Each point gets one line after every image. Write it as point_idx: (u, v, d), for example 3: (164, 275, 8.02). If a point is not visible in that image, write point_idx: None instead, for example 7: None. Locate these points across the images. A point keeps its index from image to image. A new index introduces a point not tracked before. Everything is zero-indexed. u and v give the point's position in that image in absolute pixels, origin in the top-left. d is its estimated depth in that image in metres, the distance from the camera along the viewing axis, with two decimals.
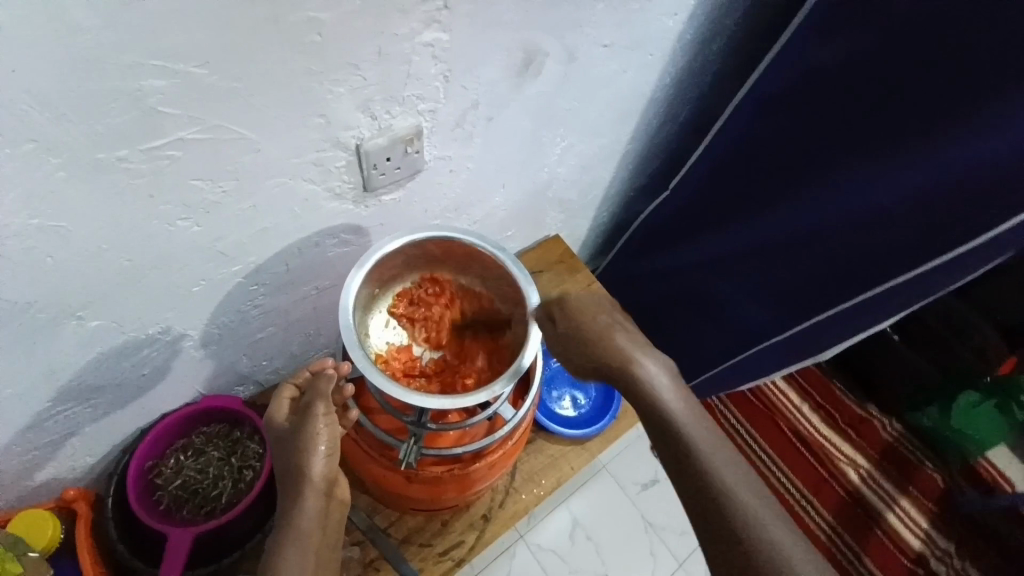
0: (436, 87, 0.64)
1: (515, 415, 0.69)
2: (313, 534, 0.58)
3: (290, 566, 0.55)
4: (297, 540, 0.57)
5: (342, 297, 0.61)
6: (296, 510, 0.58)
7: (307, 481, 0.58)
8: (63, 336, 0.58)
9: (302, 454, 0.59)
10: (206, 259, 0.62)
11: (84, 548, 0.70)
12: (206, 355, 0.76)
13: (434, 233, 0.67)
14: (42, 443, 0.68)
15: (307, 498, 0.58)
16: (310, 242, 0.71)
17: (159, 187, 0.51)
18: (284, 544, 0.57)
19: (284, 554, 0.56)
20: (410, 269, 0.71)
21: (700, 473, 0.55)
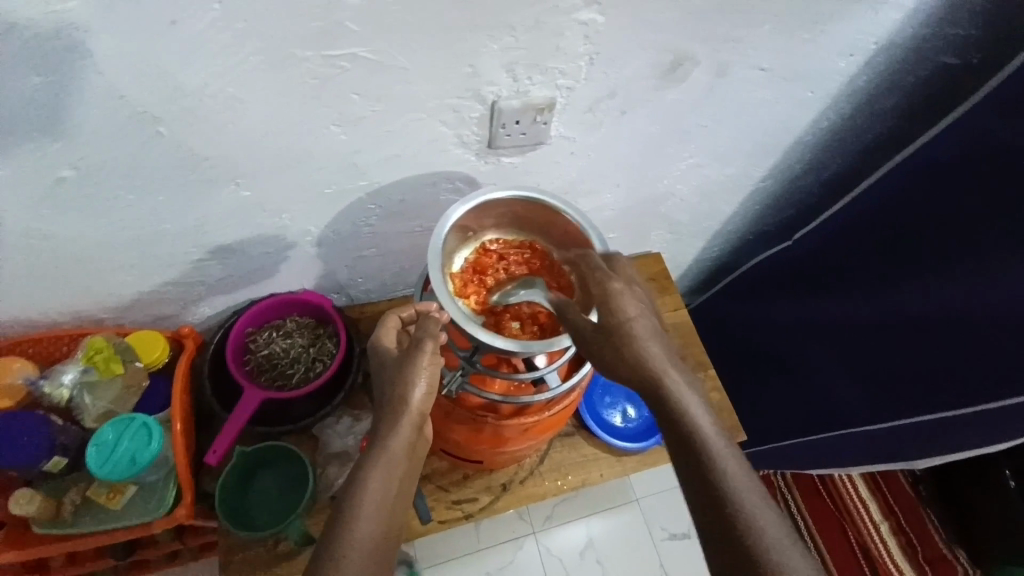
0: (579, 67, 0.69)
1: (558, 387, 0.71)
2: (402, 460, 0.59)
3: (377, 481, 0.58)
4: (386, 461, 0.59)
5: (439, 224, 0.65)
6: (391, 434, 0.60)
7: (404, 411, 0.60)
8: (220, 198, 0.70)
9: (407, 384, 0.61)
10: (343, 166, 0.71)
11: (179, 382, 0.76)
12: (317, 254, 0.87)
13: (539, 197, 0.69)
14: (180, 283, 0.82)
15: (402, 426, 0.61)
16: (428, 179, 0.78)
17: (326, 92, 0.61)
18: (377, 460, 0.59)
19: (378, 470, 0.58)
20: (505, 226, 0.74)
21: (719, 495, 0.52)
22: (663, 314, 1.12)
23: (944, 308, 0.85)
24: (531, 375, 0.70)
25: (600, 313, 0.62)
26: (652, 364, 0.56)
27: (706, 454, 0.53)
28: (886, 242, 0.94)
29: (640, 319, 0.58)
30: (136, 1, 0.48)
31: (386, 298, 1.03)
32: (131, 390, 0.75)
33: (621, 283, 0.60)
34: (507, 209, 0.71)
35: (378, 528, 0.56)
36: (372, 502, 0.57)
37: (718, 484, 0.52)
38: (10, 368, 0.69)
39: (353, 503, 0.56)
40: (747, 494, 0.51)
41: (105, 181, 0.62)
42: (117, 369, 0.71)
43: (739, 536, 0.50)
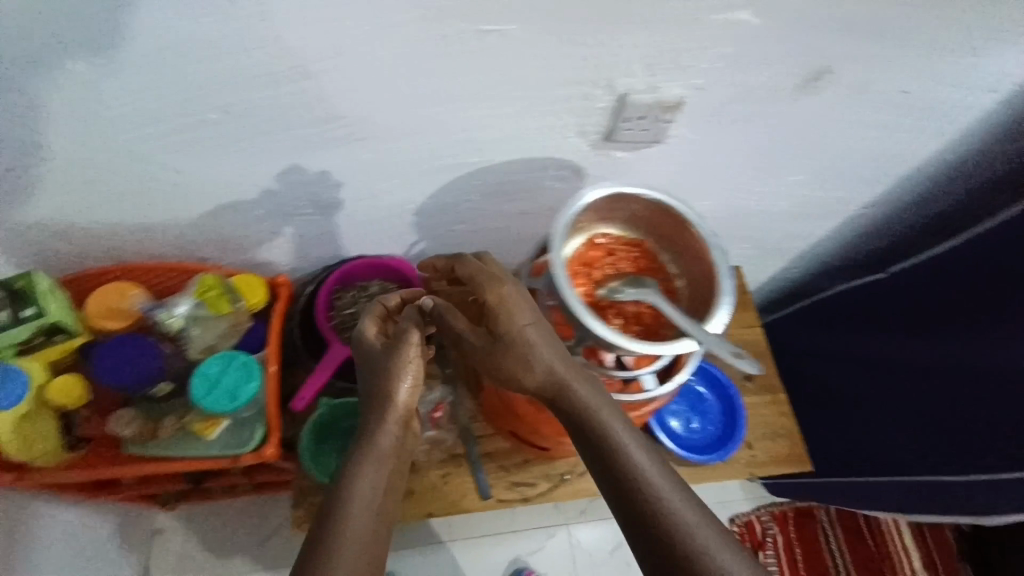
0: (717, 70, 0.67)
1: (653, 390, 0.71)
2: (391, 453, 0.62)
3: (370, 475, 0.60)
4: (376, 457, 0.61)
5: (562, 213, 0.64)
6: (376, 430, 0.62)
7: (393, 408, 0.62)
8: (341, 157, 0.71)
9: (389, 384, 0.63)
10: (461, 140, 0.72)
11: (276, 332, 0.80)
12: (413, 222, 0.88)
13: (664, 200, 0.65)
14: (281, 234, 0.84)
15: (389, 422, 0.62)
16: (537, 163, 0.78)
17: (468, 65, 0.61)
18: (369, 459, 0.61)
19: (369, 468, 0.60)
20: (620, 221, 0.70)
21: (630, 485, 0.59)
22: (737, 330, 1.09)
23: None
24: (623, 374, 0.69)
25: (724, 321, 0.59)
26: (551, 371, 0.61)
27: (615, 452, 0.60)
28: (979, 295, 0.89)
29: (533, 327, 0.62)
30: None
31: None
32: (236, 330, 0.79)
33: (514, 289, 0.63)
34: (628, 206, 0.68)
35: (370, 524, 0.59)
36: (364, 503, 0.59)
37: (634, 486, 0.59)
38: (127, 293, 0.73)
39: (345, 506, 0.58)
40: (657, 480, 0.59)
41: (244, 128, 0.63)
42: (227, 308, 0.76)
43: (652, 520, 0.58)
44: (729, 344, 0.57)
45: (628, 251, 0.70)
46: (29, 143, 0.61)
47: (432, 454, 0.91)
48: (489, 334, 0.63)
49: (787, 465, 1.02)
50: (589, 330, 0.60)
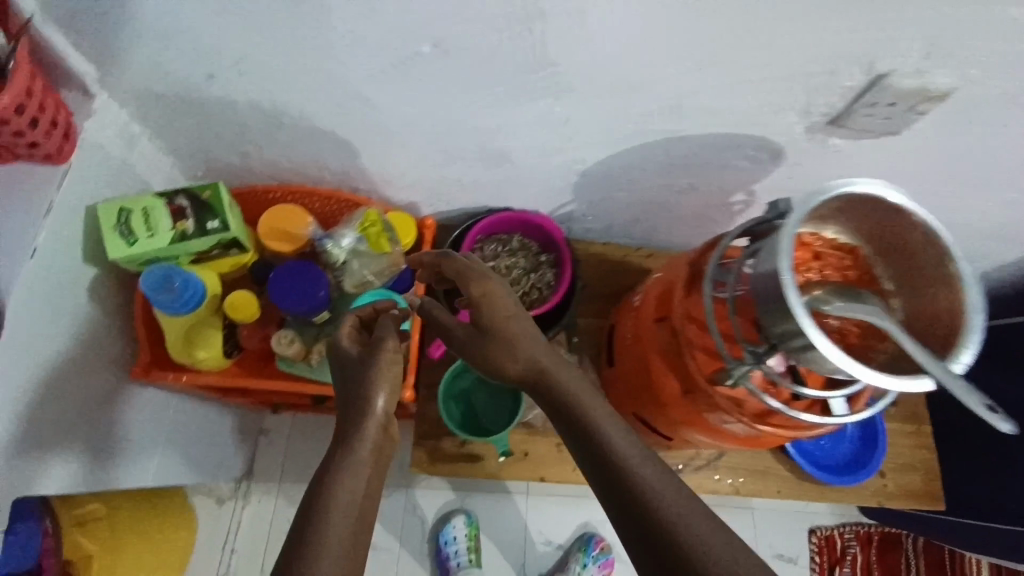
0: (1010, 61, 0.55)
1: (846, 418, 0.62)
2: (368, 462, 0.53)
3: (348, 481, 0.52)
4: (353, 466, 0.53)
5: (795, 209, 0.54)
6: (356, 440, 0.54)
7: (374, 404, 0.56)
8: (533, 107, 0.65)
9: (370, 385, 0.56)
10: (668, 105, 0.64)
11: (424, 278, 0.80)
12: (572, 184, 0.82)
13: (916, 208, 0.54)
14: (439, 176, 0.81)
15: (366, 428, 0.55)
16: (735, 140, 0.70)
17: (717, 23, 0.52)
18: (355, 447, 0.54)
19: (348, 465, 0.53)
20: (839, 219, 0.61)
21: (621, 484, 0.52)
22: None
23: None
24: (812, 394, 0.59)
25: (971, 362, 0.50)
26: (533, 361, 0.60)
27: (601, 445, 0.54)
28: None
29: (517, 317, 0.61)
30: None
31: (602, 241, 0.99)
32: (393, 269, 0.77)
33: (474, 267, 0.63)
34: (861, 207, 0.58)
35: (356, 516, 0.50)
36: (347, 486, 0.51)
37: (632, 477, 0.52)
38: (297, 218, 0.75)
39: (330, 484, 0.51)
40: (652, 478, 0.51)
41: (450, 65, 0.59)
42: (386, 244, 0.75)
43: (649, 521, 0.49)
44: (984, 397, 0.46)
45: (840, 259, 0.61)
46: (236, 55, 0.58)
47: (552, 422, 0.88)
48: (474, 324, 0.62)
49: (917, 499, 0.96)
50: (807, 337, 0.52)
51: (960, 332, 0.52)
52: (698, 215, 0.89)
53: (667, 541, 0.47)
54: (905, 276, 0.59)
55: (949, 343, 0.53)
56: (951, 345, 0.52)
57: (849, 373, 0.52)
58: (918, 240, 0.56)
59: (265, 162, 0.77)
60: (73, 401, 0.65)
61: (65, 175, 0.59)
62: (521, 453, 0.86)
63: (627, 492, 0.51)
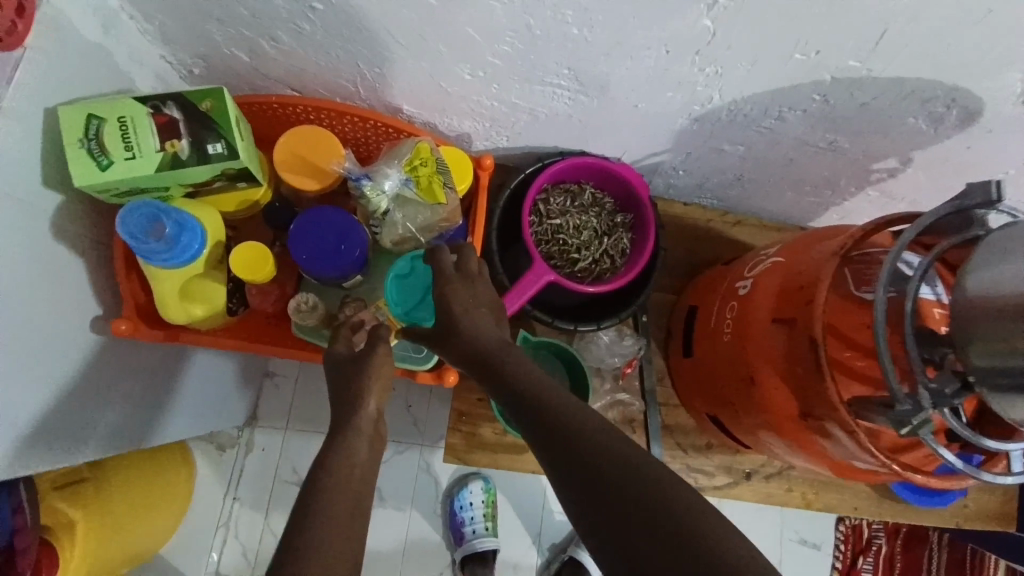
0: None
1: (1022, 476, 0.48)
2: (355, 466, 0.45)
3: (331, 480, 0.43)
4: (337, 468, 0.44)
5: None
6: (335, 444, 0.46)
7: (367, 395, 0.49)
8: (670, 20, 0.46)
9: (363, 382, 0.49)
10: (862, 33, 0.45)
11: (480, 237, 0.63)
12: (677, 129, 0.64)
13: None
14: (509, 104, 0.62)
15: (347, 432, 0.47)
16: (924, 91, 0.52)
17: None
18: (351, 442, 0.47)
19: (353, 467, 0.45)
20: None
21: (567, 454, 0.41)
22: None
23: None
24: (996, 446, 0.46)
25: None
26: (472, 333, 0.50)
27: (540, 416, 0.43)
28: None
29: (464, 289, 0.52)
30: None
31: (686, 202, 0.81)
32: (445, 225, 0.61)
33: (450, 262, 0.54)
34: None
35: (344, 513, 0.41)
36: (336, 477, 0.44)
37: (604, 462, 0.39)
38: (327, 145, 0.58)
39: (318, 482, 0.43)
40: (602, 439, 0.40)
41: None
42: (441, 191, 0.57)
43: (602, 490, 0.38)
44: None
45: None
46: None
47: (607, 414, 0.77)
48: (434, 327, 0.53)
49: (985, 521, 0.89)
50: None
51: None
52: (821, 181, 0.71)
53: (652, 527, 0.36)
54: None
55: None
56: None
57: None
58: None
59: (286, 65, 0.59)
60: (60, 369, 0.52)
61: (18, 65, 0.43)
62: None
63: (574, 462, 0.40)
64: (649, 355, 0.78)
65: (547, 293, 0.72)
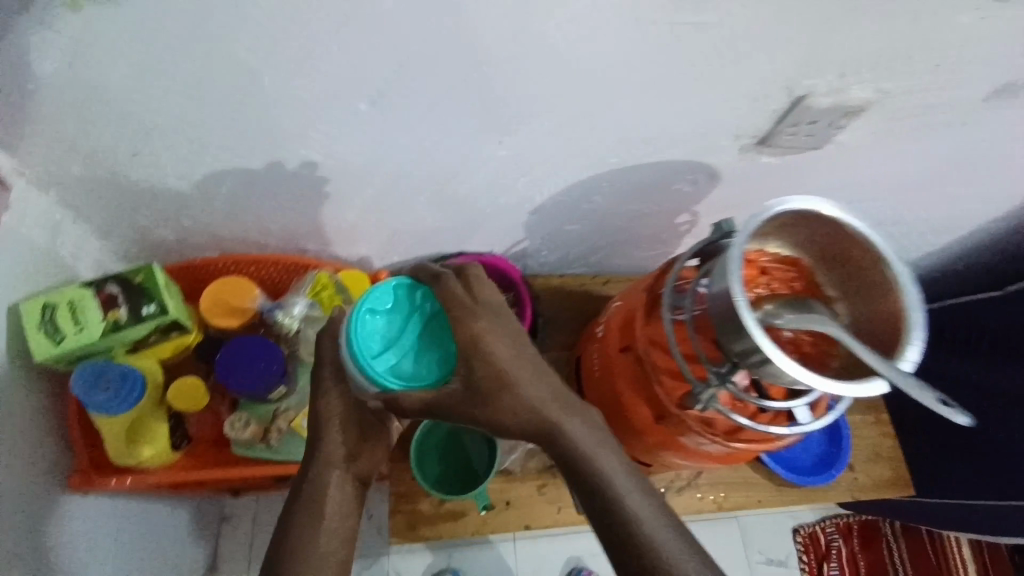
0: (915, 72, 0.58)
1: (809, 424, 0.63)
2: (327, 502, 0.59)
3: (305, 522, 0.58)
4: (309, 506, 0.58)
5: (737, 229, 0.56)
6: (307, 484, 0.60)
7: (332, 439, 0.61)
8: (480, 151, 0.65)
9: (322, 428, 0.61)
10: (609, 139, 0.65)
11: None
12: (526, 219, 0.82)
13: (845, 216, 0.57)
14: (389, 226, 0.79)
15: (317, 474, 0.60)
16: (676, 167, 0.72)
17: (645, 59, 0.54)
18: (320, 489, 0.60)
19: (324, 506, 0.59)
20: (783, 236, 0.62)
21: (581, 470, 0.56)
22: None
23: None
24: (778, 404, 0.61)
25: (917, 358, 0.52)
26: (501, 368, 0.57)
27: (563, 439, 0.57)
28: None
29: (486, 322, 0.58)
30: None
31: (561, 273, 0.99)
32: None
33: (458, 287, 0.59)
34: (803, 223, 0.60)
35: (330, 545, 0.57)
36: (304, 514, 0.58)
37: (608, 483, 0.55)
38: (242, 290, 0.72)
39: (289, 527, 0.58)
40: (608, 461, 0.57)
41: (390, 120, 0.58)
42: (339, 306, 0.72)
43: (606, 499, 0.55)
44: (930, 389, 0.48)
45: (785, 273, 0.64)
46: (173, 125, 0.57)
47: (528, 465, 0.87)
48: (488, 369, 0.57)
49: (890, 490, 0.97)
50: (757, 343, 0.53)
51: (903, 330, 0.54)
52: (652, 236, 0.90)
53: (626, 526, 0.53)
54: (855, 279, 0.60)
55: (893, 347, 0.54)
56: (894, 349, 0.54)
57: (798, 378, 0.53)
58: (859, 245, 0.58)
59: (204, 234, 0.74)
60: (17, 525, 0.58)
61: None
62: (501, 503, 0.85)
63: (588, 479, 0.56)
64: None
65: None
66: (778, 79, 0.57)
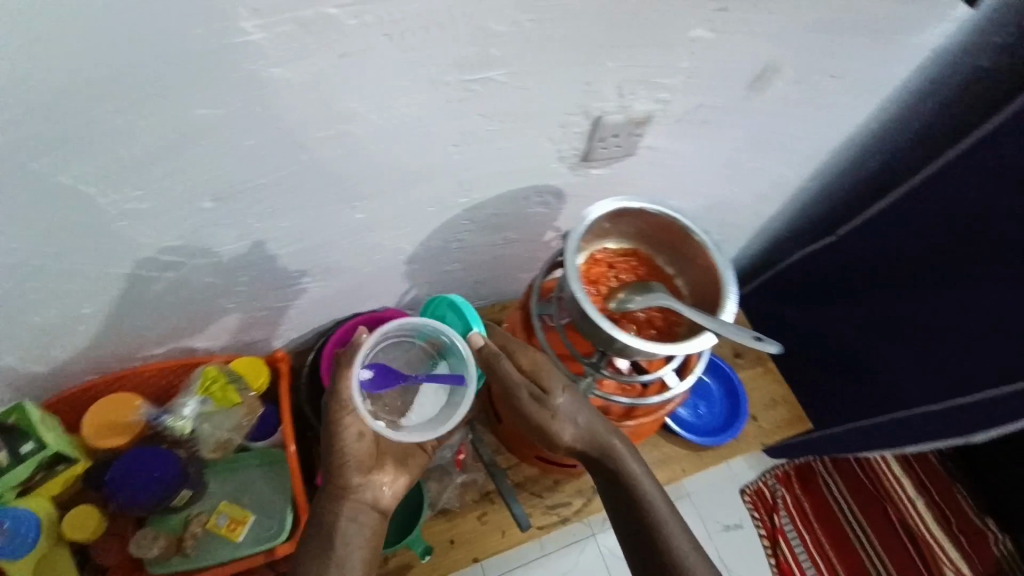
0: (679, 81, 0.71)
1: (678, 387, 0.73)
2: (348, 536, 0.64)
3: (324, 559, 0.62)
4: (331, 542, 0.63)
5: (568, 237, 0.65)
6: (330, 517, 0.64)
7: (350, 471, 0.65)
8: (337, 220, 0.70)
9: (344, 466, 0.65)
10: (452, 184, 0.73)
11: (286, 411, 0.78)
12: (405, 270, 0.88)
13: (652, 205, 0.68)
14: (274, 306, 0.82)
15: (340, 508, 0.64)
16: (522, 195, 0.81)
17: (453, 113, 0.62)
18: (342, 526, 0.64)
19: (338, 536, 0.63)
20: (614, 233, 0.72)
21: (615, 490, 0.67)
22: None
23: (996, 301, 0.89)
24: (649, 376, 0.70)
25: (734, 310, 0.63)
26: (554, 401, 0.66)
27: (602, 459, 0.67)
28: (933, 255, 0.96)
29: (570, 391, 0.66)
30: (318, 33, 0.47)
31: None
32: (249, 416, 0.78)
33: (546, 319, 0.68)
34: (625, 218, 0.71)
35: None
36: (324, 554, 0.62)
37: (632, 505, 0.66)
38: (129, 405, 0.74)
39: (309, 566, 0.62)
40: (642, 481, 0.66)
41: (240, 211, 0.62)
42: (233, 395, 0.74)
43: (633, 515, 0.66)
44: (746, 330, 0.59)
45: (627, 262, 0.73)
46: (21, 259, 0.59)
47: (465, 498, 0.90)
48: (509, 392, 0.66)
49: (792, 429, 1.08)
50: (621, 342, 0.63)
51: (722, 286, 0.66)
52: (527, 260, 0.98)
53: (644, 539, 0.65)
54: (679, 253, 0.72)
55: (718, 303, 0.66)
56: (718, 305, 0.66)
57: (666, 354, 0.64)
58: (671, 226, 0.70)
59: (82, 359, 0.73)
60: None
61: None
62: (445, 542, 0.87)
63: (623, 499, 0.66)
64: (479, 435, 0.95)
65: None
66: (573, 108, 0.68)
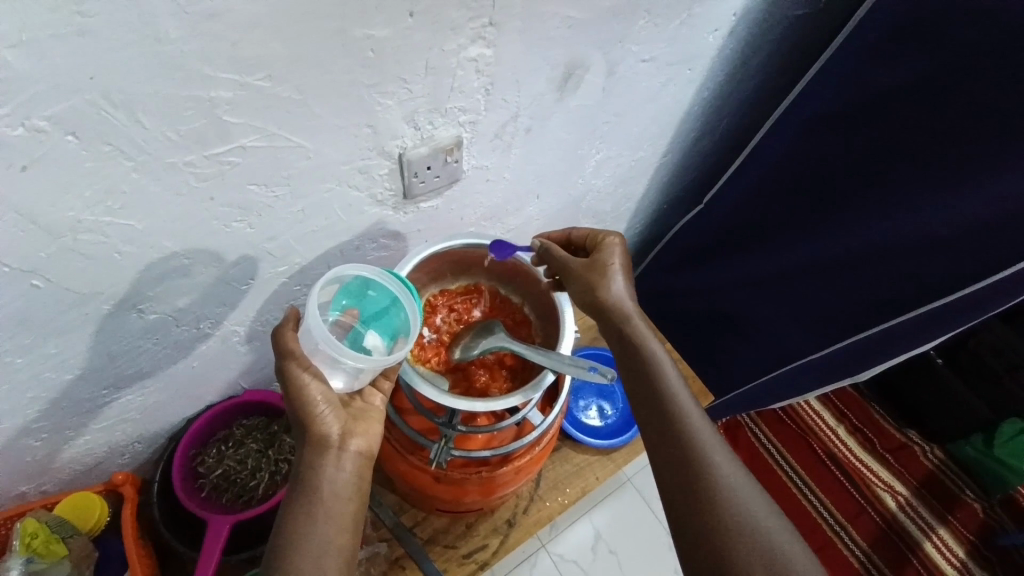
0: (478, 99, 0.66)
1: (544, 422, 0.71)
2: (329, 488, 0.57)
3: (308, 516, 0.56)
4: (309, 496, 0.56)
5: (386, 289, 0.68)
6: (306, 469, 0.57)
7: (323, 421, 0.58)
8: (125, 325, 0.61)
9: (302, 406, 0.58)
10: (256, 257, 0.65)
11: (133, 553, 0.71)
12: (249, 351, 0.78)
13: (471, 240, 0.73)
14: (96, 427, 0.72)
15: (318, 459, 0.57)
16: (352, 246, 0.73)
17: (212, 191, 0.54)
18: (313, 481, 0.57)
19: (315, 496, 0.56)
20: (447, 275, 0.76)
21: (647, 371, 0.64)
22: None
23: (852, 240, 0.92)
24: (514, 418, 0.68)
25: (570, 342, 0.70)
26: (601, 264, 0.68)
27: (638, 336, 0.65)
28: (803, 205, 0.99)
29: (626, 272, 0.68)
30: None
31: None
32: (81, 564, 0.73)
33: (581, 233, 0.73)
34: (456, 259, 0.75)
35: (332, 527, 0.56)
36: (303, 517, 0.56)
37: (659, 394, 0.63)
38: None
39: (291, 533, 0.55)
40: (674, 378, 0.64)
41: None
42: (62, 547, 0.69)
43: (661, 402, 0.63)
44: (585, 364, 0.63)
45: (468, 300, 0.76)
46: None
47: (372, 571, 0.84)
48: (566, 261, 0.69)
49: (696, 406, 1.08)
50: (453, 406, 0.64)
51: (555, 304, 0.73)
52: None
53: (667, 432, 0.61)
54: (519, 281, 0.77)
55: (557, 338, 0.71)
56: (556, 342, 0.71)
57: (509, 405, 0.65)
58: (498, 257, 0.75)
59: None
60: None
61: None
62: None
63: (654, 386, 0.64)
64: (379, 497, 0.89)
65: (252, 532, 0.77)
66: (364, 152, 0.62)
